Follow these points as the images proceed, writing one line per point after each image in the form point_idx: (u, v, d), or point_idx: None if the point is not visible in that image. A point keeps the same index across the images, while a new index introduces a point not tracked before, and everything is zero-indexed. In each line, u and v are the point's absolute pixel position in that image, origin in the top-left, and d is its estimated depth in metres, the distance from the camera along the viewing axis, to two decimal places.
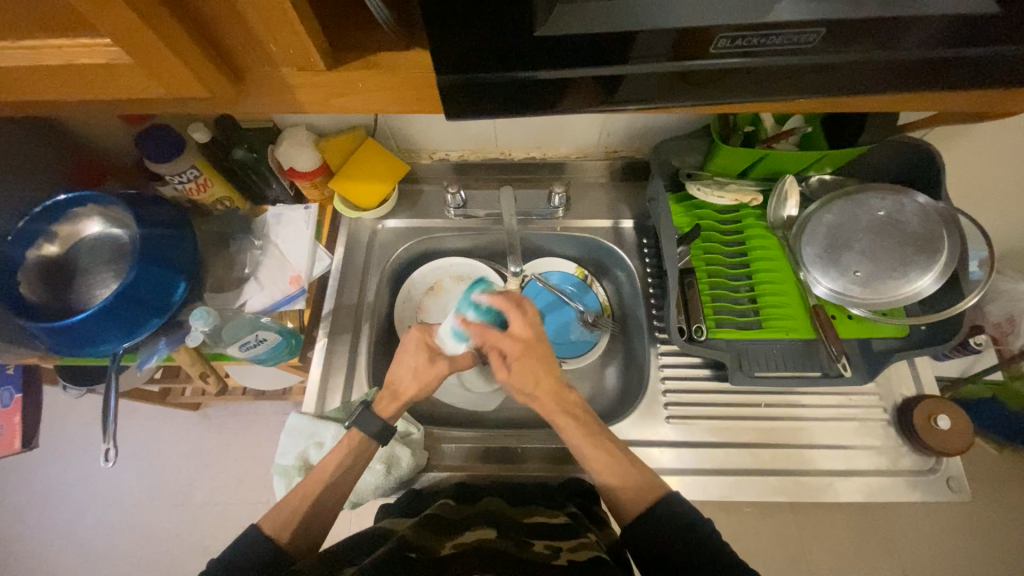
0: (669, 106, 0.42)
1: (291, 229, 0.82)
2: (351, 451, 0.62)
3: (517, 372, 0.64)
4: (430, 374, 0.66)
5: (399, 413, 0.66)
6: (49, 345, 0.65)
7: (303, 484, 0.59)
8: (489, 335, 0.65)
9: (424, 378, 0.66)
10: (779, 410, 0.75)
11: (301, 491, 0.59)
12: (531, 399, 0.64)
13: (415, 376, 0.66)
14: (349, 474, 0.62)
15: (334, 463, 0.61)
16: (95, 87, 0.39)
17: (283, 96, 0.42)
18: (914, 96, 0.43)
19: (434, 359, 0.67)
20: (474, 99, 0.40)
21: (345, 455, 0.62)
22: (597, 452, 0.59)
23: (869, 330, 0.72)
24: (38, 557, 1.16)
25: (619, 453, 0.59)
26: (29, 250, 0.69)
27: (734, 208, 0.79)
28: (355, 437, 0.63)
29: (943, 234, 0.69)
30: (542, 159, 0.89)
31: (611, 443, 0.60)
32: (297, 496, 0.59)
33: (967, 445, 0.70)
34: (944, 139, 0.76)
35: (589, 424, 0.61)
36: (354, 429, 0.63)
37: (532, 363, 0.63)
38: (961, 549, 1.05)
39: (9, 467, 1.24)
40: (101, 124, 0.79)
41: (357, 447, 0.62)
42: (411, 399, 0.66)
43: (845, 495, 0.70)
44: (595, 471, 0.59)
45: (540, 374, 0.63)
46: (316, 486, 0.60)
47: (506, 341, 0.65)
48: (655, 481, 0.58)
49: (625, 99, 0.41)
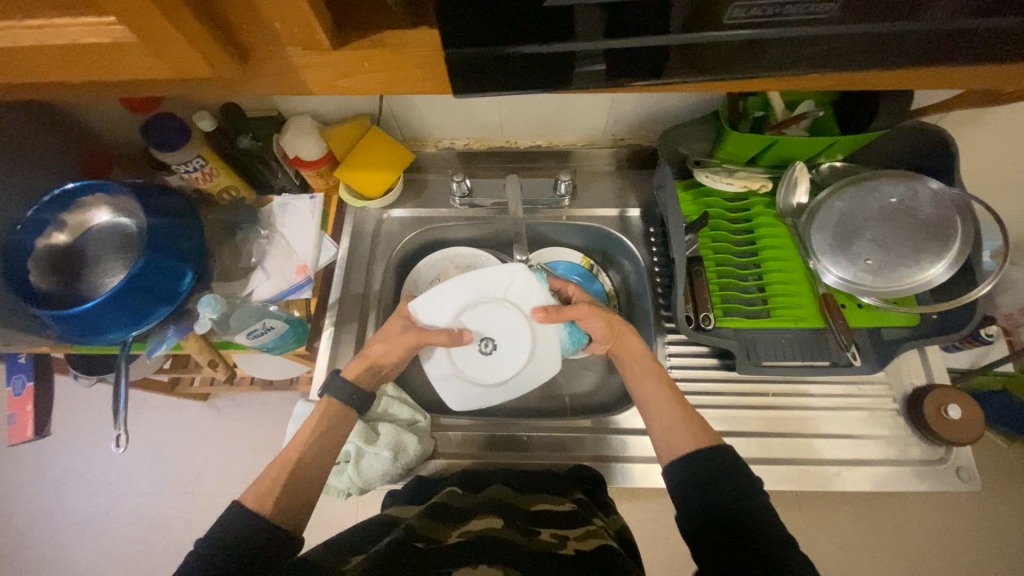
0: (679, 85, 0.42)
1: (298, 219, 0.82)
2: (327, 416, 0.63)
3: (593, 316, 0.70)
4: (398, 342, 0.68)
5: (362, 374, 0.67)
6: (59, 333, 0.66)
7: (282, 456, 0.59)
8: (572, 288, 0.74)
9: (388, 342, 0.67)
10: (786, 400, 0.74)
11: (279, 460, 0.59)
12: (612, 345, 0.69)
13: (379, 339, 0.68)
14: (331, 441, 0.62)
15: (311, 429, 0.62)
16: (101, 69, 0.39)
17: (288, 78, 0.41)
18: (926, 75, 0.43)
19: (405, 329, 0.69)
20: (479, 79, 0.40)
21: (319, 421, 0.62)
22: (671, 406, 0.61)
23: (881, 319, 0.71)
24: (52, 544, 1.19)
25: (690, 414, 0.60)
26: (38, 239, 0.70)
27: (743, 195, 0.78)
28: (327, 404, 0.64)
29: (957, 221, 0.68)
30: (548, 147, 0.88)
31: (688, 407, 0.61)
32: (277, 467, 0.58)
33: (980, 434, 0.69)
34: (959, 124, 0.74)
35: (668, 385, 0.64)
36: (328, 397, 0.64)
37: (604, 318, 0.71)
38: (967, 541, 1.04)
39: (22, 455, 1.26)
40: (109, 112, 0.79)
41: (333, 413, 0.63)
42: (374, 361, 0.67)
43: (852, 485, 0.69)
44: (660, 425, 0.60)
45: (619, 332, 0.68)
46: (294, 455, 0.60)
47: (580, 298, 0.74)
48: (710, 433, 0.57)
49: (637, 79, 0.40)
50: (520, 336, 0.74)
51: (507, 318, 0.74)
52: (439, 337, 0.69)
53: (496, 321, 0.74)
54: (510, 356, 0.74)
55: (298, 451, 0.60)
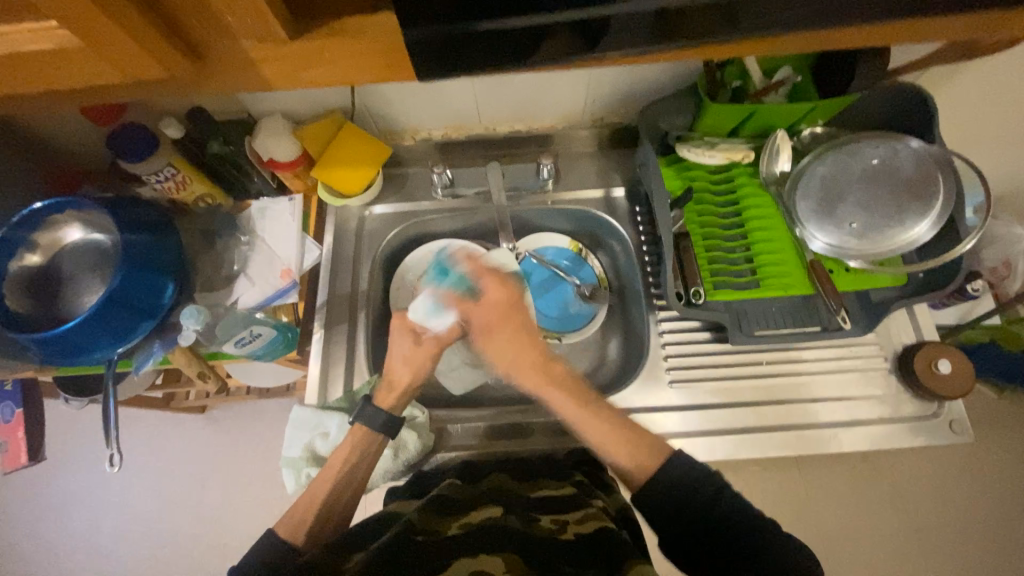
0: (652, 54, 0.41)
1: (279, 223, 0.80)
2: (356, 448, 0.62)
3: (492, 340, 0.66)
4: (418, 357, 0.67)
5: (399, 404, 0.65)
6: (42, 356, 0.64)
7: (310, 490, 0.59)
8: (460, 304, 0.68)
9: (413, 362, 0.66)
10: (780, 367, 0.75)
11: (310, 493, 0.59)
12: (516, 369, 0.64)
13: (406, 362, 0.67)
14: (350, 473, 0.61)
15: (342, 459, 0.61)
16: (47, 76, 0.37)
17: (247, 73, 0.40)
18: (900, 29, 0.42)
19: (420, 341, 0.68)
20: (447, 58, 0.39)
21: (350, 452, 0.62)
22: (592, 419, 0.59)
23: (868, 282, 0.72)
24: (58, 568, 1.18)
25: (619, 423, 0.58)
26: (10, 261, 0.68)
27: (726, 167, 0.78)
28: (359, 432, 0.63)
29: (938, 177, 0.68)
30: (528, 131, 0.87)
31: (607, 409, 0.60)
32: (306, 499, 0.58)
33: (967, 387, 0.70)
34: (937, 79, 0.74)
35: (580, 391, 0.62)
36: (358, 425, 0.63)
37: (510, 328, 0.66)
38: (963, 492, 1.07)
39: (21, 483, 1.24)
40: (72, 125, 0.76)
41: (361, 442, 0.62)
42: (405, 387, 0.66)
43: (848, 446, 0.71)
44: (590, 439, 0.59)
45: (522, 343, 0.65)
46: (327, 484, 0.59)
47: (481, 310, 0.68)
48: (658, 442, 0.57)
49: (605, 49, 0.40)
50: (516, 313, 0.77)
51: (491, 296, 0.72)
52: (453, 333, 0.69)
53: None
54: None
55: (324, 484, 0.59)
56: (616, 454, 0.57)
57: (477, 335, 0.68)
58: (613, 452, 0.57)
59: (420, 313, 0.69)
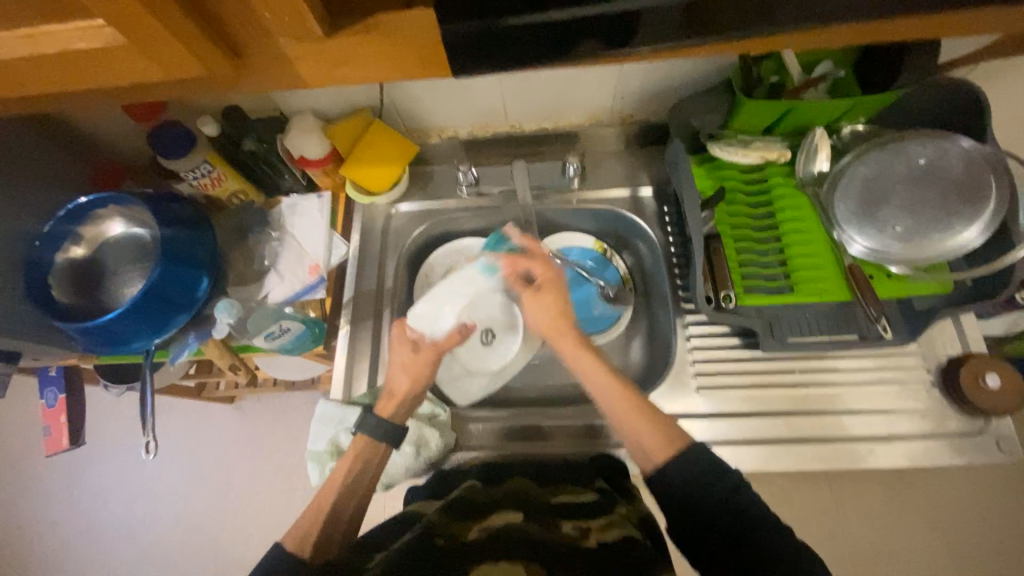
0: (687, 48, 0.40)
1: (307, 220, 0.82)
2: (360, 458, 0.62)
3: (542, 298, 0.65)
4: (417, 364, 0.66)
5: (399, 411, 0.65)
6: (83, 345, 0.67)
7: (318, 497, 0.60)
8: (515, 260, 0.68)
9: (411, 371, 0.66)
10: (813, 376, 0.72)
11: (317, 502, 0.59)
12: (552, 333, 0.64)
13: (404, 371, 0.66)
14: (351, 484, 0.61)
15: (344, 470, 0.61)
16: (94, 74, 0.38)
17: (283, 71, 0.40)
18: (956, 21, 0.40)
19: (419, 348, 0.67)
20: (478, 54, 0.39)
21: (354, 462, 0.62)
22: (622, 402, 0.58)
23: (913, 289, 0.68)
24: (95, 547, 1.23)
25: (646, 406, 0.58)
26: (57, 254, 0.71)
27: (760, 166, 0.75)
28: (359, 443, 0.63)
29: (991, 179, 0.64)
30: (555, 129, 0.86)
31: (637, 394, 0.59)
32: (313, 507, 0.58)
33: (1017, 404, 0.66)
34: (991, 76, 0.70)
35: (612, 369, 0.61)
36: (359, 436, 0.63)
37: (557, 297, 0.66)
38: (1008, 514, 1.01)
39: (63, 464, 1.31)
40: (116, 123, 0.79)
41: (364, 452, 0.63)
42: (405, 396, 0.65)
43: (885, 461, 0.67)
44: (614, 420, 0.58)
45: (562, 313, 0.65)
46: (333, 492, 0.60)
47: (539, 267, 0.67)
48: (680, 428, 0.56)
49: (636, 44, 0.39)
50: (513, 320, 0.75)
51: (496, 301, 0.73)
52: (451, 339, 0.68)
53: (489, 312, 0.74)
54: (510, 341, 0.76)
55: (329, 492, 0.60)
56: (643, 437, 0.55)
57: (526, 290, 0.66)
58: (642, 437, 0.55)
59: (419, 319, 0.68)
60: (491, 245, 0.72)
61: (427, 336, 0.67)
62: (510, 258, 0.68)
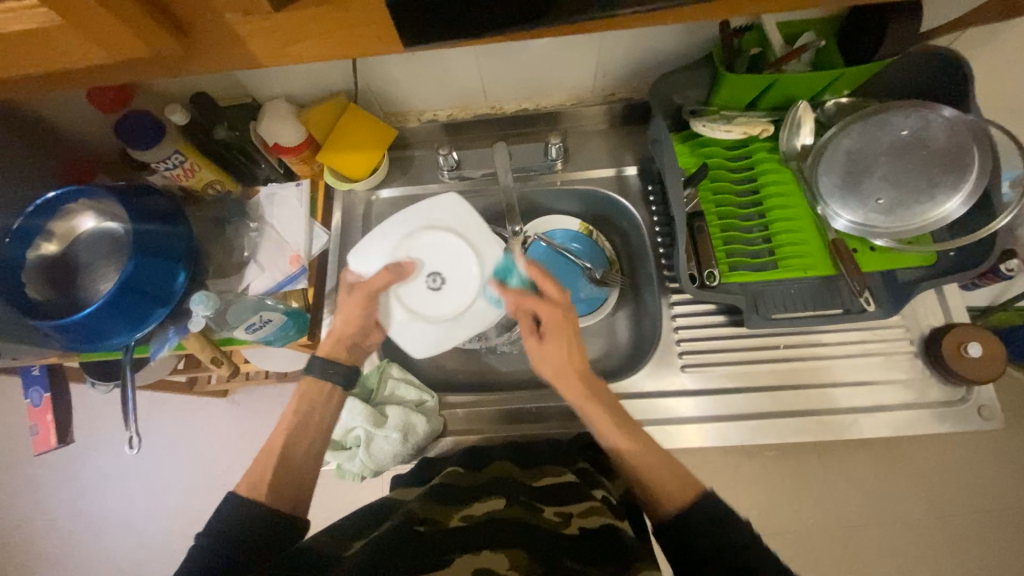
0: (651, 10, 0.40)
1: (286, 208, 0.80)
2: (305, 399, 0.63)
3: (546, 345, 0.63)
4: (349, 302, 0.68)
5: (335, 351, 0.67)
6: (63, 343, 0.66)
7: (267, 444, 0.60)
8: (525, 300, 0.65)
9: (342, 308, 0.68)
10: (800, 351, 0.72)
11: (266, 446, 0.60)
12: (560, 378, 0.62)
13: (338, 311, 0.68)
14: (318, 421, 0.63)
15: (291, 412, 0.62)
16: (35, 54, 0.37)
17: (233, 46, 0.39)
18: None
19: (351, 289, 0.69)
20: (439, 20, 0.39)
21: (298, 405, 0.63)
22: (641, 456, 0.56)
23: (895, 261, 0.68)
24: (93, 544, 1.24)
25: (659, 453, 0.57)
26: (29, 251, 0.69)
27: (743, 141, 0.74)
28: (304, 385, 0.64)
29: (974, 149, 0.63)
30: (536, 109, 0.84)
31: (651, 444, 0.58)
32: (263, 455, 0.59)
33: (999, 372, 0.67)
34: (974, 44, 0.69)
35: (623, 419, 0.60)
36: (306, 378, 0.64)
37: (565, 334, 0.63)
38: (992, 479, 1.03)
39: (55, 465, 1.30)
40: (82, 114, 0.77)
41: (308, 394, 0.64)
42: (339, 333, 0.68)
43: (869, 432, 0.68)
44: (618, 459, 0.58)
45: (572, 351, 0.62)
46: (278, 437, 0.61)
47: (542, 306, 0.64)
48: (691, 476, 0.54)
49: (601, 8, 0.39)
50: (467, 260, 0.71)
51: (452, 246, 0.71)
52: (382, 278, 0.68)
53: (439, 250, 0.71)
54: (462, 283, 0.71)
55: (300, 439, 0.61)
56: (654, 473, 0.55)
57: (531, 336, 0.64)
58: (652, 479, 0.54)
59: (357, 262, 0.70)
60: (504, 270, 0.70)
61: (364, 278, 0.70)
62: (517, 295, 0.66)
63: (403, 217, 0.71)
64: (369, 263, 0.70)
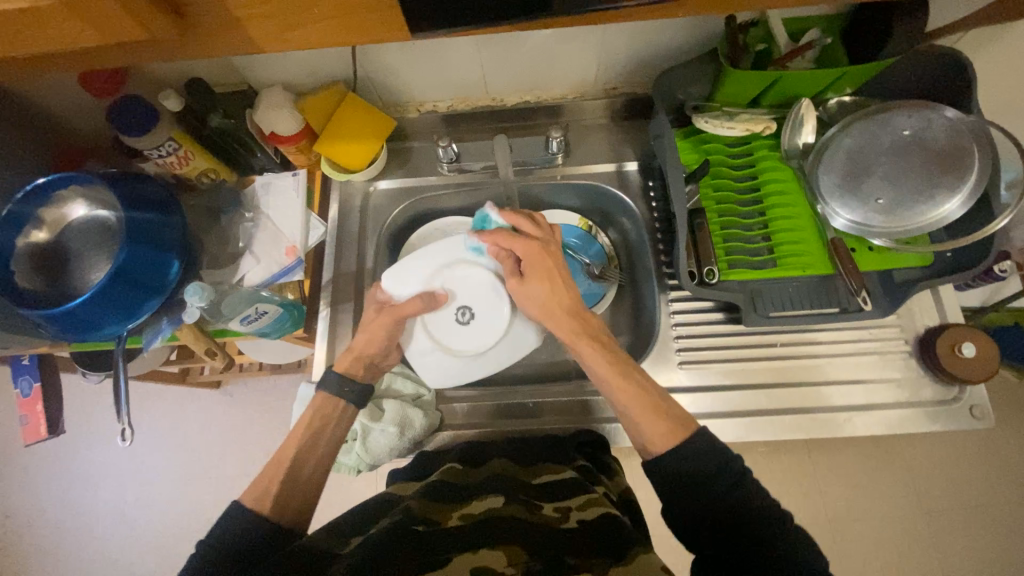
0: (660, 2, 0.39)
1: (282, 199, 0.79)
2: (320, 411, 0.63)
3: (528, 283, 0.64)
4: (376, 326, 0.66)
5: (350, 368, 0.66)
6: (53, 333, 0.65)
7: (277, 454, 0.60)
8: (503, 239, 0.65)
9: (370, 330, 0.66)
10: (796, 349, 0.72)
11: (278, 456, 0.59)
12: (547, 316, 0.63)
13: (363, 330, 0.67)
14: (329, 431, 0.63)
15: (305, 424, 0.62)
16: (26, 37, 0.36)
17: (232, 31, 0.38)
18: None
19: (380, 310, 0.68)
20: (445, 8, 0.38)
21: (312, 417, 0.62)
22: (630, 394, 0.56)
23: (893, 261, 0.68)
24: (84, 535, 1.23)
25: (652, 393, 0.56)
26: (18, 237, 0.68)
27: (745, 138, 0.73)
28: (319, 398, 0.64)
29: (974, 151, 0.63)
30: (537, 102, 0.84)
31: (643, 381, 0.57)
32: (272, 464, 0.58)
33: (992, 372, 0.68)
34: (976, 45, 0.69)
35: (614, 353, 0.60)
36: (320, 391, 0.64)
37: (544, 269, 0.63)
38: (977, 475, 1.05)
39: (45, 456, 1.28)
40: (72, 98, 0.75)
41: (322, 406, 0.63)
42: (359, 353, 0.67)
43: (862, 429, 0.69)
44: (598, 382, 0.59)
45: (552, 283, 0.63)
46: (289, 447, 0.60)
47: (518, 243, 0.64)
48: (687, 419, 0.54)
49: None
50: (499, 300, 0.70)
51: (489, 282, 0.70)
52: (415, 306, 0.67)
53: (473, 286, 0.70)
54: (490, 321, 0.70)
55: (293, 435, 0.61)
56: (650, 430, 0.53)
57: (513, 276, 0.65)
58: (646, 431, 0.53)
59: (392, 279, 0.69)
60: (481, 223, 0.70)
61: (395, 300, 0.69)
62: (496, 237, 0.67)
63: (447, 247, 0.70)
64: (403, 284, 0.69)
